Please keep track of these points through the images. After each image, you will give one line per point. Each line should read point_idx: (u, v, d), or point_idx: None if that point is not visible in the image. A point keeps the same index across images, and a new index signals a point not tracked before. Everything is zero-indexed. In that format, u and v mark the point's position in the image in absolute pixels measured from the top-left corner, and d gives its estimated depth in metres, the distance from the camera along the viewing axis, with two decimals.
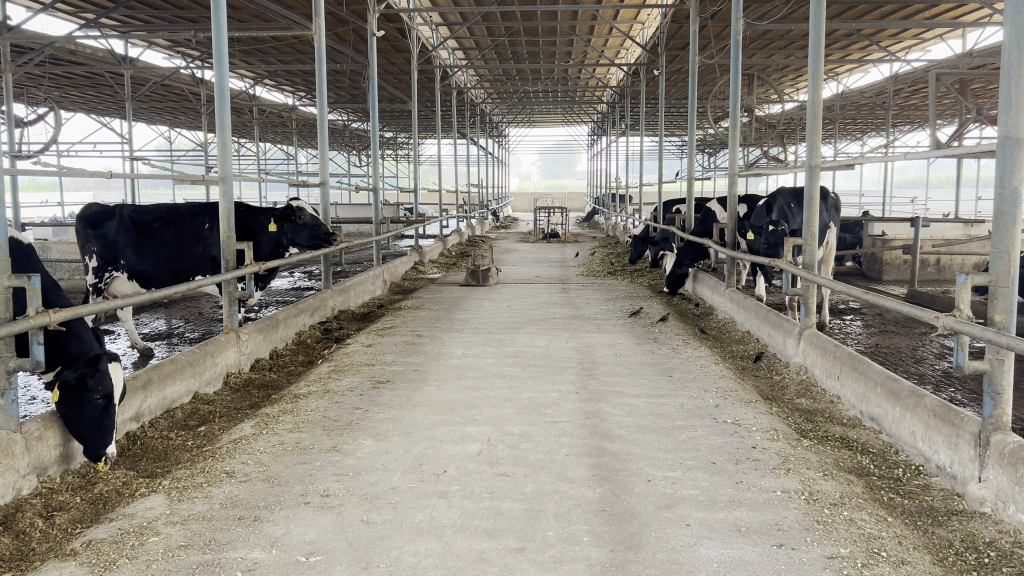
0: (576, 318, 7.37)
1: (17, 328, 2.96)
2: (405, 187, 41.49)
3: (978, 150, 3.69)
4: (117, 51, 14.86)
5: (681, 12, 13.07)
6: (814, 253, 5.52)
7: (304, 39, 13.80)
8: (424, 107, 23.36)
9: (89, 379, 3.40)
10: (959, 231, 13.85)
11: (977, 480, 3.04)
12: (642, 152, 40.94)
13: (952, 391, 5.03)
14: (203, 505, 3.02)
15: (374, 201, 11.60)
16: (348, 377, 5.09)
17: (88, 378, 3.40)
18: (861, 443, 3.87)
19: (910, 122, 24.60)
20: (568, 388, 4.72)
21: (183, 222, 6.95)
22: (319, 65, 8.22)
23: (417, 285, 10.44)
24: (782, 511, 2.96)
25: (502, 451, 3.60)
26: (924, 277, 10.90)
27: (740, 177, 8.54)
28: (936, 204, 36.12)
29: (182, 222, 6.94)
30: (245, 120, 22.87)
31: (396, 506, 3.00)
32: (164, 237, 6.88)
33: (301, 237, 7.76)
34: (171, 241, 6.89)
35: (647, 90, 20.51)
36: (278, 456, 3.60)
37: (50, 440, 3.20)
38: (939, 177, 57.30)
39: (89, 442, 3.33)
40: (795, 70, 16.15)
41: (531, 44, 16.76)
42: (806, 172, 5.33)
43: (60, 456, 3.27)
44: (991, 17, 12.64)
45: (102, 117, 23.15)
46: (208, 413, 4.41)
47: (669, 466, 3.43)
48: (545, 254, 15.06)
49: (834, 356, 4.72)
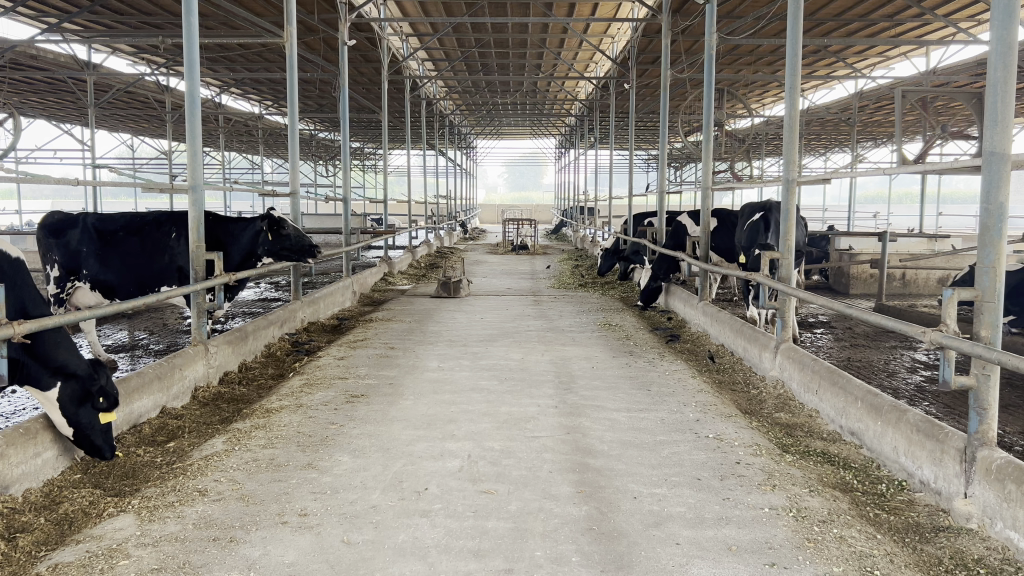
0: (550, 330, 7.33)
1: None
2: (372, 198, 41.30)
3: (958, 166, 3.70)
4: (80, 56, 14.58)
5: (652, 26, 13.16)
6: (791, 267, 5.51)
7: (272, 47, 13.65)
8: (393, 118, 23.27)
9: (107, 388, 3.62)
10: (923, 246, 14.05)
11: (962, 495, 3.02)
12: (609, 165, 41.21)
13: (927, 406, 5.07)
14: (176, 526, 2.90)
15: (344, 212, 11.47)
16: (321, 391, 4.97)
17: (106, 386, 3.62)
18: (843, 458, 3.85)
19: (874, 139, 25.00)
20: (547, 402, 4.66)
21: (149, 232, 6.75)
22: (291, 74, 8.05)
23: (387, 296, 10.33)
24: (771, 529, 2.92)
25: (484, 467, 3.52)
26: (890, 291, 11.02)
27: (713, 191, 8.55)
28: (898, 220, 36.75)
29: (148, 231, 6.74)
30: (210, 129, 22.59)
31: (377, 525, 2.91)
32: (129, 247, 6.70)
33: (281, 250, 7.46)
34: (135, 251, 6.70)
35: (616, 103, 20.63)
36: (252, 473, 3.48)
37: (11, 457, 3.07)
38: (900, 194, 58.40)
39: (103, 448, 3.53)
40: (763, 85, 16.35)
41: (501, 56, 16.77)
42: (782, 187, 5.34)
43: (21, 475, 3.13)
44: (954, 35, 12.88)
45: (63, 124, 22.72)
46: (177, 428, 4.27)
47: (653, 482, 3.38)
48: (515, 266, 15.02)
49: (812, 370, 4.71)
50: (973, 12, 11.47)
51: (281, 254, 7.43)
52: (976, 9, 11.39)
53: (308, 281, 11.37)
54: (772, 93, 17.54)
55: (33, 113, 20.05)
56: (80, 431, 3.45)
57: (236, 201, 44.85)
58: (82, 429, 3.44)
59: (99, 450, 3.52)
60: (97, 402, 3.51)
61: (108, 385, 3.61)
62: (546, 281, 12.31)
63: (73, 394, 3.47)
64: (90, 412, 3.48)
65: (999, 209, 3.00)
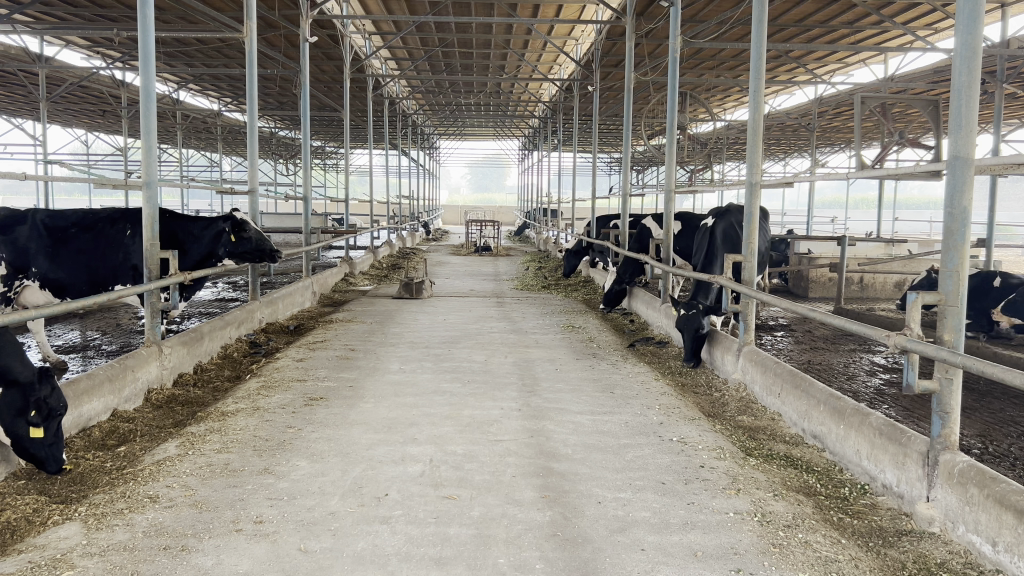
0: (513, 332, 7.28)
1: None
2: (334, 197, 40.95)
3: (918, 169, 3.72)
4: (32, 49, 14.23)
5: (617, 29, 13.18)
6: (754, 270, 5.50)
7: (232, 42, 13.42)
8: (355, 117, 23.08)
9: (51, 400, 3.42)
10: (880, 250, 14.21)
11: (924, 499, 3.02)
12: (571, 167, 41.49)
13: (886, 409, 5.11)
14: (125, 534, 2.79)
15: (305, 211, 11.29)
16: (279, 394, 4.86)
17: (50, 398, 3.42)
18: (806, 462, 3.84)
19: (832, 145, 25.34)
20: (510, 405, 4.59)
21: (101, 229, 6.62)
22: (250, 69, 7.88)
23: (348, 297, 10.20)
24: (737, 534, 2.89)
25: (446, 472, 3.45)
26: (848, 295, 11.14)
27: (676, 194, 8.54)
28: (856, 224, 37.34)
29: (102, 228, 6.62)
30: (167, 126, 22.18)
31: (336, 533, 2.82)
32: (81, 245, 6.54)
33: (241, 252, 7.36)
34: (89, 249, 6.55)
35: (579, 105, 20.67)
36: (206, 478, 3.37)
37: None
38: (857, 199, 59.41)
39: (46, 461, 3.34)
40: (724, 89, 16.50)
41: (465, 56, 16.71)
42: (745, 190, 5.34)
43: None
44: (913, 43, 13.10)
45: (13, 118, 22.13)
46: (128, 431, 4.14)
47: (617, 486, 3.34)
48: (477, 267, 14.93)
49: (774, 373, 4.71)
50: (930, 20, 11.67)
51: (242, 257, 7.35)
52: (933, 17, 11.58)
53: (268, 281, 11.19)
54: (733, 97, 17.72)
55: None
56: (19, 443, 3.29)
57: (193, 199, 44.13)
58: (18, 440, 3.28)
59: (44, 463, 3.33)
60: (32, 415, 3.31)
61: (51, 398, 3.41)
62: (509, 282, 12.26)
63: (12, 404, 3.31)
64: (27, 425, 3.31)
65: (961, 214, 3.01)
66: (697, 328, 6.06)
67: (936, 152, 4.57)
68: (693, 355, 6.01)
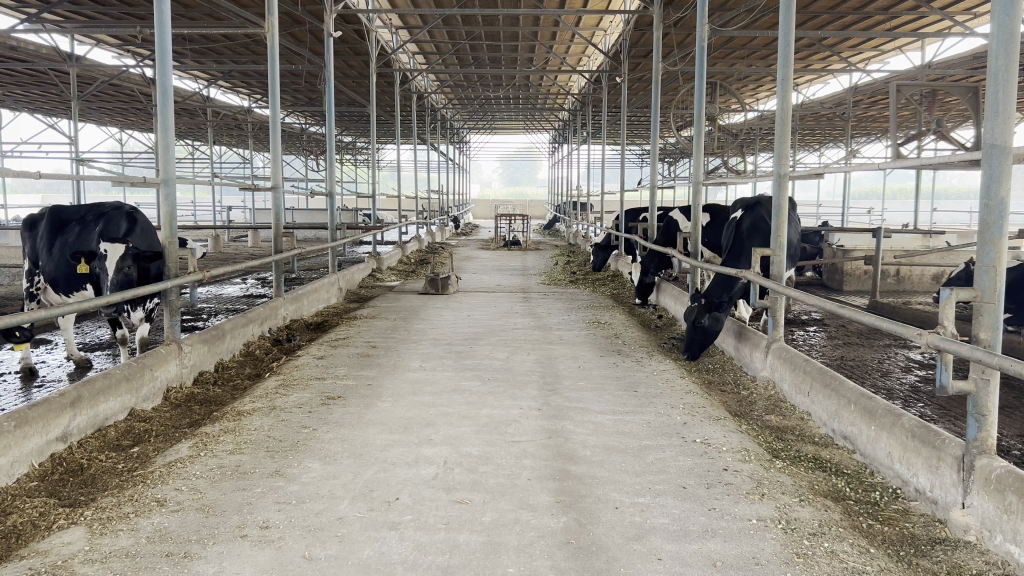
0: (538, 328, 7.17)
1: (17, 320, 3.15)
2: (365, 192, 41.17)
3: (954, 158, 3.52)
4: (64, 48, 14.41)
5: (645, 18, 13.02)
6: (782, 264, 5.32)
7: (259, 38, 13.43)
8: (383, 112, 23.11)
9: None
10: (918, 241, 13.86)
11: (960, 506, 2.86)
12: (601, 159, 41.42)
13: (921, 407, 4.95)
14: (128, 540, 2.73)
15: (331, 207, 11.18)
16: (297, 393, 4.80)
17: None
18: (836, 464, 3.70)
19: (868, 135, 24.90)
20: (530, 404, 4.50)
21: (87, 222, 6.24)
22: (272, 65, 7.79)
23: (375, 292, 10.18)
24: (759, 542, 2.77)
25: (459, 475, 3.36)
26: (884, 288, 10.88)
27: (704, 186, 8.36)
28: (894, 215, 36.77)
29: (91, 219, 6.24)
30: (199, 123, 22.38)
31: (342, 539, 2.75)
32: (67, 235, 6.20)
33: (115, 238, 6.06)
34: (75, 239, 6.17)
35: (608, 97, 20.50)
36: (216, 481, 3.32)
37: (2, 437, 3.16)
38: (895, 189, 58.49)
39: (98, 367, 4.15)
40: (755, 79, 16.25)
41: (492, 49, 16.64)
42: (774, 181, 5.17)
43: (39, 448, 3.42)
44: (952, 28, 12.75)
45: (48, 118, 22.50)
46: (143, 432, 4.10)
47: (636, 491, 3.22)
48: (505, 262, 14.84)
49: (804, 371, 4.56)
50: (970, 5, 11.33)
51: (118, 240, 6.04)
52: (972, 2, 11.24)
53: (294, 277, 11.19)
54: (766, 87, 17.42)
55: (19, 107, 19.87)
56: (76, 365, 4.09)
57: (226, 196, 44.59)
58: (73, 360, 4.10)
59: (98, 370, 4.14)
60: None
61: None
62: (536, 277, 12.17)
63: None
64: None
65: (999, 206, 2.85)
66: (699, 321, 6.15)
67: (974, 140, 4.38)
68: (693, 349, 6.04)
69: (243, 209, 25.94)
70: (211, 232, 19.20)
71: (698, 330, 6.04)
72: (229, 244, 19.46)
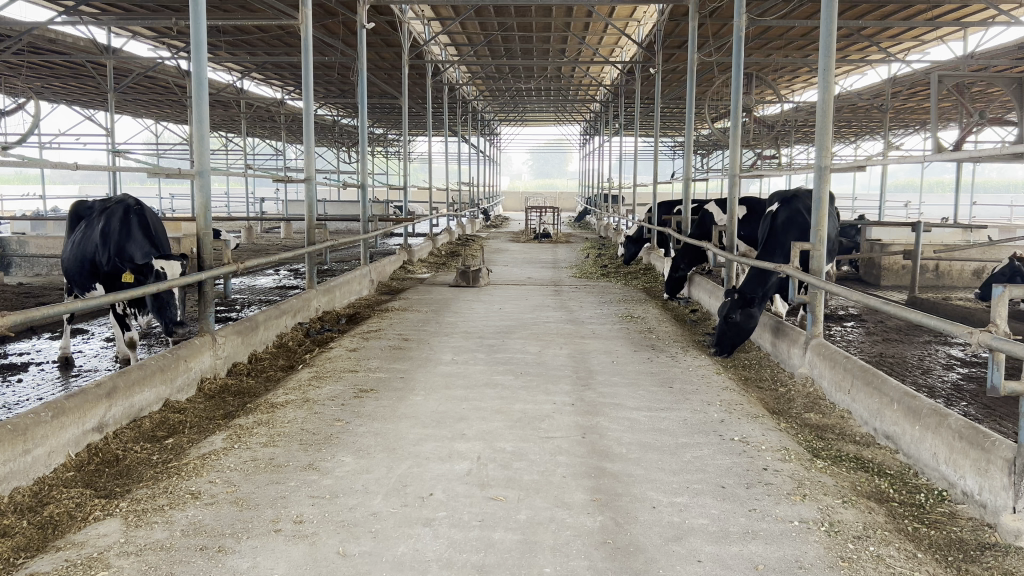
0: (570, 322, 7.12)
1: (40, 315, 3.07)
2: (396, 184, 41.32)
3: (1002, 148, 3.39)
4: (100, 41, 14.59)
5: (680, 9, 12.88)
6: (822, 258, 5.20)
7: (292, 30, 13.48)
8: (415, 103, 23.13)
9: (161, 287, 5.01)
10: (958, 235, 13.55)
11: (1010, 510, 2.76)
12: (633, 150, 41.24)
13: (965, 407, 4.84)
14: (163, 533, 2.72)
15: (364, 200, 11.18)
16: (329, 385, 4.79)
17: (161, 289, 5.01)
18: (878, 464, 3.60)
19: (907, 127, 24.46)
20: (564, 400, 4.44)
21: (92, 219, 5.82)
22: (306, 57, 7.76)
23: (406, 285, 10.18)
24: (802, 545, 2.70)
25: (493, 471, 3.32)
26: (923, 283, 10.67)
27: (741, 179, 8.23)
28: (934, 208, 36.17)
29: (94, 218, 5.81)
30: (233, 115, 22.57)
31: (377, 535, 2.72)
32: (76, 235, 5.90)
33: (112, 239, 5.47)
34: (81, 241, 5.77)
35: (641, 89, 20.34)
36: (250, 474, 3.30)
37: (36, 431, 3.16)
38: (933, 183, 57.52)
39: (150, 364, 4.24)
40: (791, 70, 16.03)
41: (525, 40, 16.57)
42: (814, 174, 5.05)
43: (73, 440, 3.42)
44: (996, 17, 12.46)
45: (85, 110, 22.83)
46: (178, 423, 4.11)
47: (674, 490, 3.16)
48: (535, 254, 14.77)
49: (844, 368, 4.45)
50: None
51: (117, 242, 5.44)
52: None
53: (326, 268, 11.23)
54: (802, 78, 17.17)
55: (57, 99, 20.16)
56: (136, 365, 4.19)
57: (259, 188, 45.03)
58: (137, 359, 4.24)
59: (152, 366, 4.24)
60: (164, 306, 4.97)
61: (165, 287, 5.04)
62: (567, 270, 12.10)
63: None
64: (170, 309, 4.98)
65: None
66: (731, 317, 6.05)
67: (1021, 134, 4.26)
68: (724, 345, 5.94)
69: (275, 201, 26.18)
70: (245, 223, 19.37)
71: (729, 325, 5.94)
72: (262, 236, 19.64)
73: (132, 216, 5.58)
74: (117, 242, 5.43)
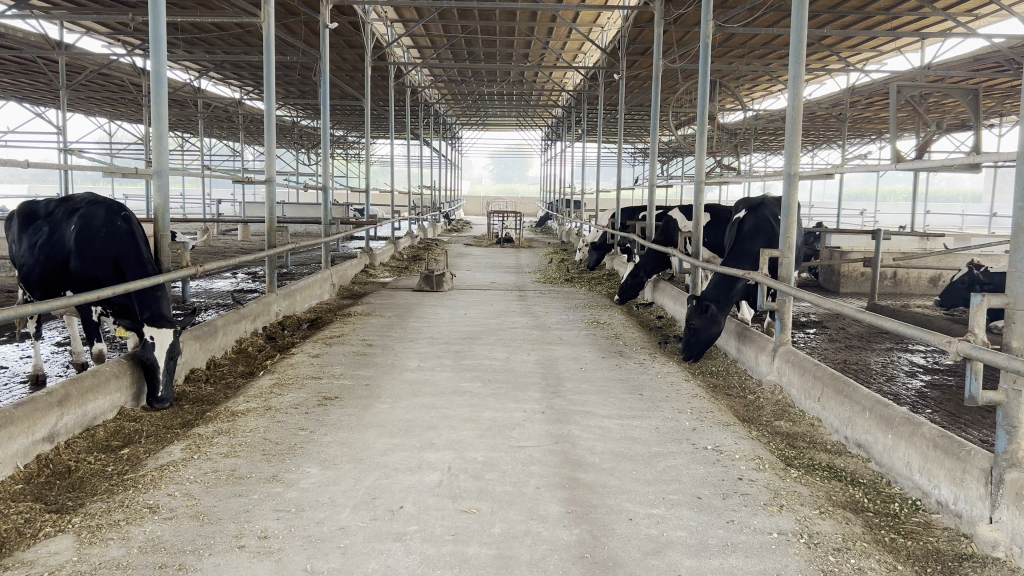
0: (536, 328, 7.03)
1: None
2: (357, 187, 40.94)
3: (975, 158, 3.37)
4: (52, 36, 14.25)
5: (644, 15, 12.94)
6: (791, 266, 5.18)
7: (252, 28, 13.28)
8: (376, 107, 22.97)
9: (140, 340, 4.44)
10: (917, 243, 13.74)
11: (987, 520, 2.73)
12: (594, 156, 41.47)
13: (931, 415, 4.86)
14: (119, 550, 2.59)
15: (325, 202, 10.94)
16: (292, 393, 4.65)
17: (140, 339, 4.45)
18: (850, 474, 3.57)
19: (864, 136, 24.85)
20: (534, 407, 4.37)
21: (60, 220, 5.49)
22: (267, 56, 7.56)
23: (368, 288, 10.02)
24: (782, 558, 2.65)
25: (464, 482, 3.22)
26: (881, 290, 10.80)
27: (705, 184, 8.23)
28: (890, 215, 36.84)
29: (63, 218, 5.47)
30: (190, 114, 22.18)
31: (346, 551, 2.60)
32: (40, 235, 5.55)
33: (90, 242, 5.10)
34: (50, 241, 5.42)
35: (603, 94, 20.42)
36: (211, 486, 3.18)
37: None
38: (887, 192, 58.70)
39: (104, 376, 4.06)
40: (752, 78, 16.19)
41: (488, 44, 16.55)
42: (783, 181, 5.04)
43: (20, 452, 3.24)
44: (953, 29, 12.71)
45: (36, 107, 22.27)
46: (133, 432, 3.94)
47: (650, 502, 3.10)
48: (500, 259, 14.71)
49: (814, 376, 4.43)
50: (972, 7, 11.28)
51: (95, 246, 5.08)
52: (974, 4, 11.19)
53: (286, 272, 11.01)
54: (763, 86, 17.35)
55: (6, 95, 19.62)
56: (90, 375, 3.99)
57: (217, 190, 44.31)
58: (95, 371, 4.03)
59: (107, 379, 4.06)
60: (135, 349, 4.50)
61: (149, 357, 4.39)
62: (531, 274, 12.04)
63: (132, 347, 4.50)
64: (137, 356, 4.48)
65: None
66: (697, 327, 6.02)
67: (973, 147, 4.30)
68: (690, 352, 5.94)
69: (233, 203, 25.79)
70: (201, 224, 19.05)
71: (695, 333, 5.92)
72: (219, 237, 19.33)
73: (114, 219, 5.21)
74: (101, 245, 5.07)
